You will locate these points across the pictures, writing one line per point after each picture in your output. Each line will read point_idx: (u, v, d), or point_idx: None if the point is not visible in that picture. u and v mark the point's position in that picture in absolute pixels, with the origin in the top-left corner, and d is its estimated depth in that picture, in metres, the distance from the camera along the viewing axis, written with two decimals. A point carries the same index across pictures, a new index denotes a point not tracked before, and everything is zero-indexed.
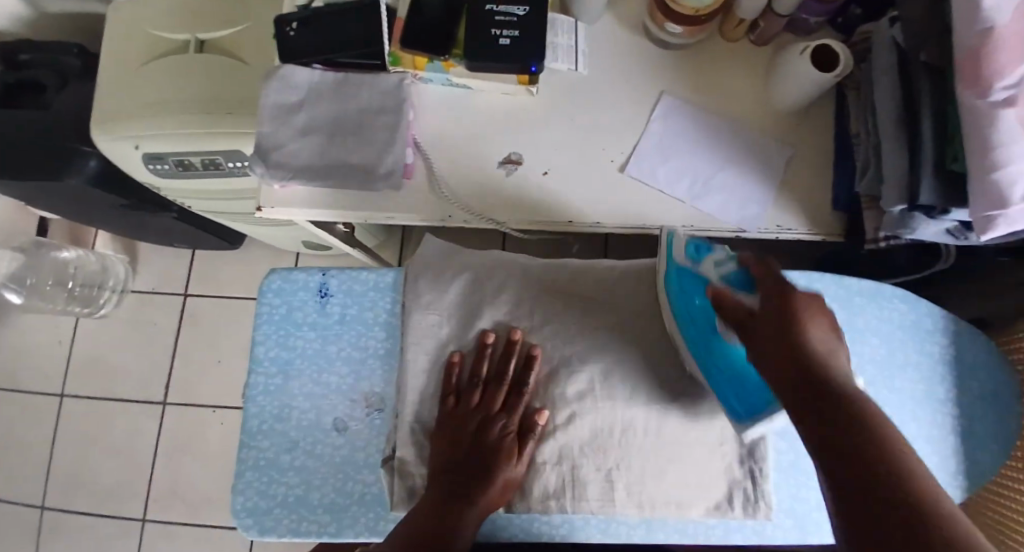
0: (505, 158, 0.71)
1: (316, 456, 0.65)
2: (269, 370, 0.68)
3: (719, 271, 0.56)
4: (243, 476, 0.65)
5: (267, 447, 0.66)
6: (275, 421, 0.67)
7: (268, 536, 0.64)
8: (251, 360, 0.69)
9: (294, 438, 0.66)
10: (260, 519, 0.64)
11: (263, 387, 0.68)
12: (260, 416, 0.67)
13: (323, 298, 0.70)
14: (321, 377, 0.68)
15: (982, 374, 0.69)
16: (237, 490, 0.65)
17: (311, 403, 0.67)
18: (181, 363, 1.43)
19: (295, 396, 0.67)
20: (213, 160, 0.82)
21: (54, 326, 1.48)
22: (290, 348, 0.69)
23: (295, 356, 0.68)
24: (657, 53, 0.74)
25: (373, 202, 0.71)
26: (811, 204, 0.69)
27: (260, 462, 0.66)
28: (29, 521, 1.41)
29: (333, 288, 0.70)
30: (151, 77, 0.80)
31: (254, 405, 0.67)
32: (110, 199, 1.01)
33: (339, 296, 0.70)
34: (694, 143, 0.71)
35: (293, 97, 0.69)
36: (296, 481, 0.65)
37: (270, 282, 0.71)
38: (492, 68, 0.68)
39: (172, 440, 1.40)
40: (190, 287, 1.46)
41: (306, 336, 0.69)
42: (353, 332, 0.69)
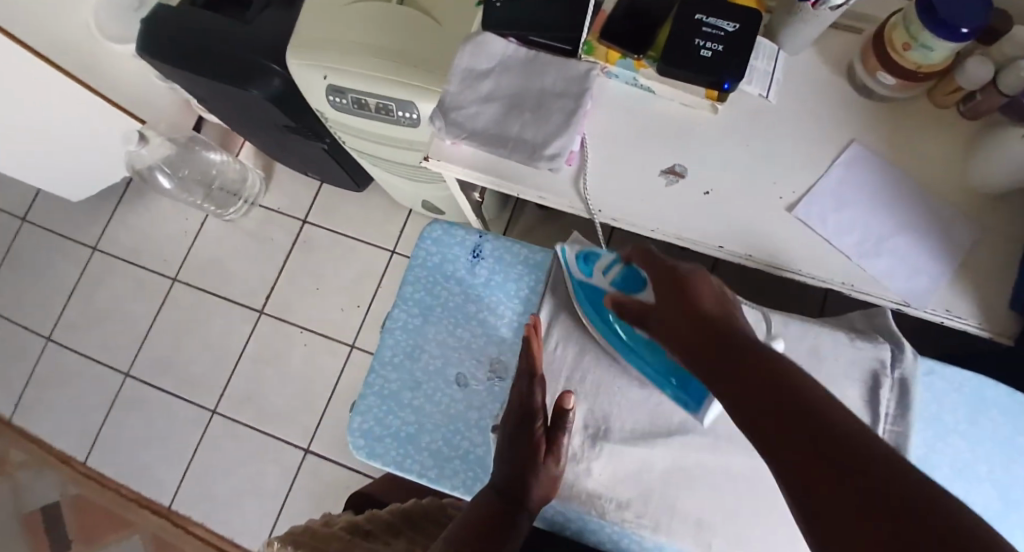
0: (669, 167, 0.71)
1: (434, 402, 0.69)
2: (411, 310, 0.72)
3: (609, 273, 0.63)
4: (366, 400, 0.70)
5: (392, 379, 0.70)
6: (406, 357, 0.70)
7: (373, 460, 0.69)
8: (398, 295, 0.72)
9: (419, 379, 0.70)
10: (371, 443, 0.69)
11: (402, 324, 0.71)
12: (394, 350, 0.71)
13: (475, 258, 0.72)
14: (455, 330, 0.71)
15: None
16: (357, 411, 0.70)
17: (441, 351, 0.70)
18: (283, 281, 1.53)
19: (428, 341, 0.71)
20: (386, 105, 0.85)
21: (185, 218, 1.61)
22: (434, 296, 0.72)
23: (438, 304, 0.71)
24: (856, 100, 0.71)
25: (532, 179, 0.73)
26: (993, 297, 0.64)
27: (383, 392, 0.70)
28: (118, 383, 1.55)
29: (486, 251, 0.72)
30: (353, 18, 0.85)
31: (391, 338, 0.71)
32: (278, 117, 1.09)
33: (490, 260, 0.72)
34: (878, 200, 0.68)
35: (483, 64, 0.72)
36: (411, 419, 0.69)
37: (431, 230, 0.73)
38: (684, 78, 0.67)
39: (258, 347, 1.50)
40: (310, 215, 1.56)
41: (451, 290, 0.72)
42: (494, 297, 0.71)
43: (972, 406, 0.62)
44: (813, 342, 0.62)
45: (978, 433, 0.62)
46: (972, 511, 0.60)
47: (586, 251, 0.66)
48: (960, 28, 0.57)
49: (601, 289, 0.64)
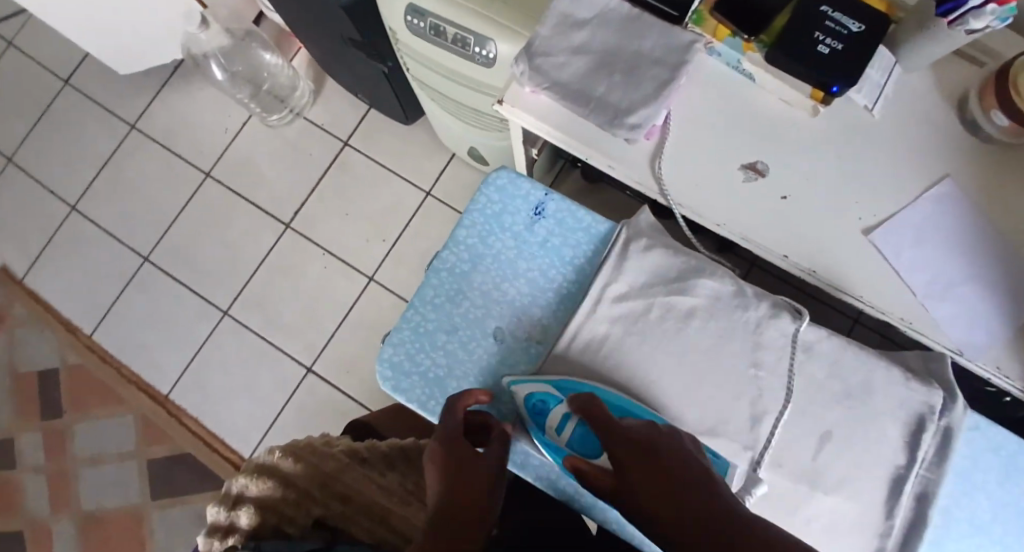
0: (750, 163, 0.67)
1: (469, 350, 0.67)
2: (461, 253, 0.70)
3: (563, 432, 0.57)
4: (400, 333, 0.68)
5: (430, 318, 0.68)
6: (448, 299, 0.68)
7: (398, 395, 0.67)
8: (450, 236, 0.70)
9: (457, 324, 0.68)
10: (398, 376, 0.67)
11: (450, 266, 0.69)
12: (437, 290, 0.69)
13: (537, 215, 0.70)
14: (501, 284, 0.68)
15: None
16: (388, 342, 0.68)
17: (484, 301, 0.68)
18: (314, 198, 1.51)
19: (473, 288, 0.69)
20: (464, 37, 0.81)
21: (229, 115, 1.59)
22: (487, 244, 0.70)
23: (489, 253, 0.69)
24: (962, 135, 0.66)
25: (604, 145, 0.70)
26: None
27: (419, 328, 0.68)
28: (136, 265, 1.55)
29: (550, 211, 0.70)
30: None
31: (435, 276, 0.69)
32: (347, 28, 1.04)
33: (552, 220, 0.69)
34: (963, 243, 0.64)
35: (582, 14, 0.68)
36: (442, 362, 0.67)
37: (497, 177, 0.71)
38: (791, 71, 0.63)
39: (277, 259, 1.49)
40: (352, 137, 1.53)
41: (505, 241, 0.70)
42: (548, 258, 0.69)
43: (1007, 469, 0.61)
44: (866, 373, 0.60)
45: (1007, 497, 0.60)
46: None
47: (535, 393, 0.59)
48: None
49: (558, 449, 0.57)
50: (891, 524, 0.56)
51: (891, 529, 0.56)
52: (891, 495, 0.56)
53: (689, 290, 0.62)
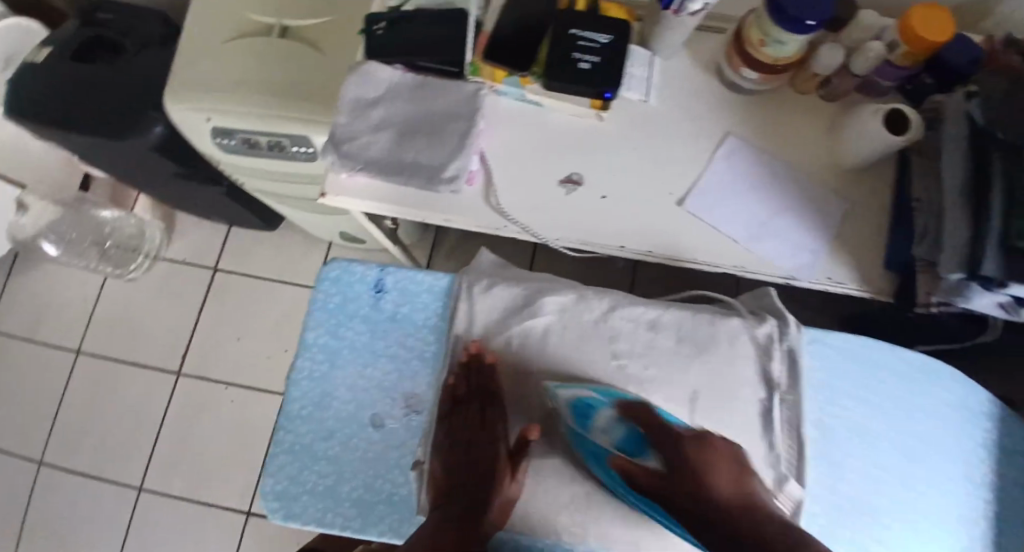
0: (566, 177, 0.73)
1: (350, 449, 0.66)
2: (316, 356, 0.70)
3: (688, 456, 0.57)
4: (276, 459, 0.66)
5: (303, 432, 0.67)
6: (315, 407, 0.68)
7: (292, 521, 0.65)
8: (300, 343, 0.70)
9: (331, 427, 0.67)
10: (287, 503, 0.65)
11: (308, 373, 0.69)
12: (302, 401, 0.68)
13: (378, 293, 0.71)
14: (365, 371, 0.69)
15: (1016, 460, 0.68)
16: (268, 473, 0.66)
17: (352, 394, 0.68)
18: (200, 335, 1.44)
19: (338, 386, 0.69)
20: (279, 142, 0.83)
21: (83, 283, 1.50)
22: (339, 337, 0.70)
23: (344, 346, 0.70)
24: (728, 96, 0.75)
25: (434, 203, 0.73)
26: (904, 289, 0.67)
27: (295, 446, 0.67)
28: (29, 472, 1.41)
29: (389, 284, 0.72)
30: (235, 56, 0.82)
31: (297, 389, 0.69)
32: (166, 165, 1.03)
33: (394, 293, 0.71)
34: (756, 189, 0.72)
35: (372, 93, 0.71)
36: (328, 472, 0.66)
37: (328, 271, 0.72)
38: (566, 90, 0.70)
39: (181, 410, 1.41)
40: (220, 262, 1.48)
41: (356, 328, 0.71)
42: (403, 330, 0.70)
43: (858, 367, 0.68)
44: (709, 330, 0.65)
45: (866, 390, 0.67)
46: (871, 463, 0.65)
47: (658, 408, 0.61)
48: (807, 22, 0.59)
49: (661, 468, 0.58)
50: (777, 453, 0.61)
51: (778, 457, 0.61)
52: (767, 429, 0.62)
53: (539, 311, 0.66)
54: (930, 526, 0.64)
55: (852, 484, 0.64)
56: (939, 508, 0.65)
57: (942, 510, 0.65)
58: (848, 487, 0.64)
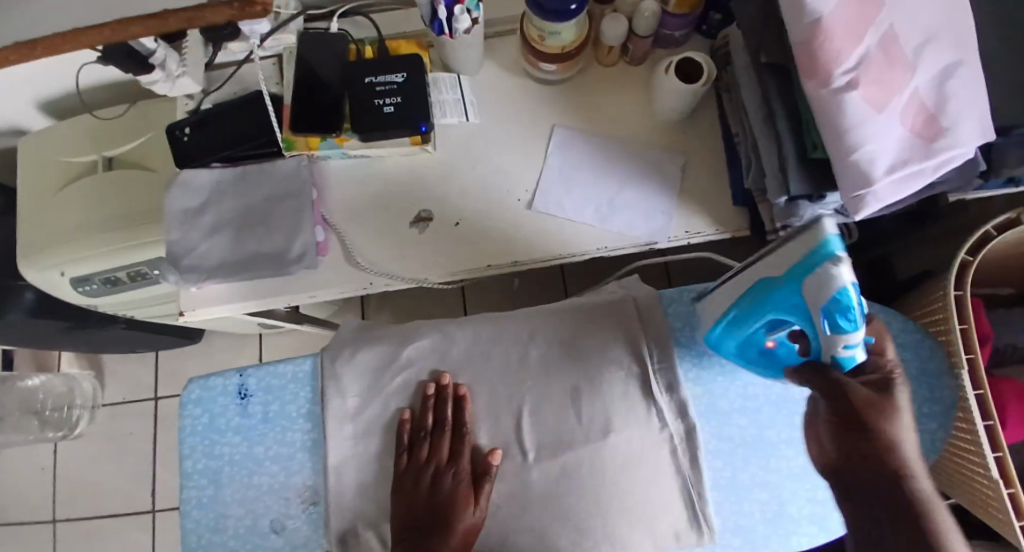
0: (416, 216, 0.73)
1: None
2: (200, 483, 0.68)
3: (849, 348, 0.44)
4: None
5: None
6: (211, 532, 0.66)
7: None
8: (180, 476, 0.68)
9: (235, 547, 0.66)
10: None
11: (196, 502, 0.67)
12: (198, 530, 0.67)
13: (243, 400, 0.70)
14: (252, 481, 0.67)
15: (903, 352, 0.69)
16: None
17: (246, 508, 0.67)
18: (164, 467, 1.42)
19: (229, 504, 0.67)
20: (139, 270, 0.82)
21: (30, 456, 1.45)
22: (217, 457, 0.68)
23: (222, 465, 0.68)
24: (541, 91, 0.76)
25: (292, 286, 0.72)
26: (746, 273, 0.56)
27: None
28: None
29: (252, 388, 0.70)
30: (66, 203, 0.80)
31: (189, 520, 0.67)
32: (52, 324, 1.01)
33: (259, 394, 0.70)
34: (588, 172, 0.73)
35: (195, 200, 0.70)
36: None
37: (189, 392, 0.70)
38: (383, 137, 0.70)
39: (167, 546, 1.38)
40: (161, 389, 1.45)
41: (232, 442, 0.69)
42: (277, 428, 0.68)
43: None
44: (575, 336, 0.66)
45: None
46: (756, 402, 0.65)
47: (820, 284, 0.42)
48: (572, 7, 0.60)
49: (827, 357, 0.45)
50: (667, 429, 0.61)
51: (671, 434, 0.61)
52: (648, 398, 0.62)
53: (409, 362, 0.67)
54: None
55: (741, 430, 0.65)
56: None
57: None
58: (737, 432, 0.65)
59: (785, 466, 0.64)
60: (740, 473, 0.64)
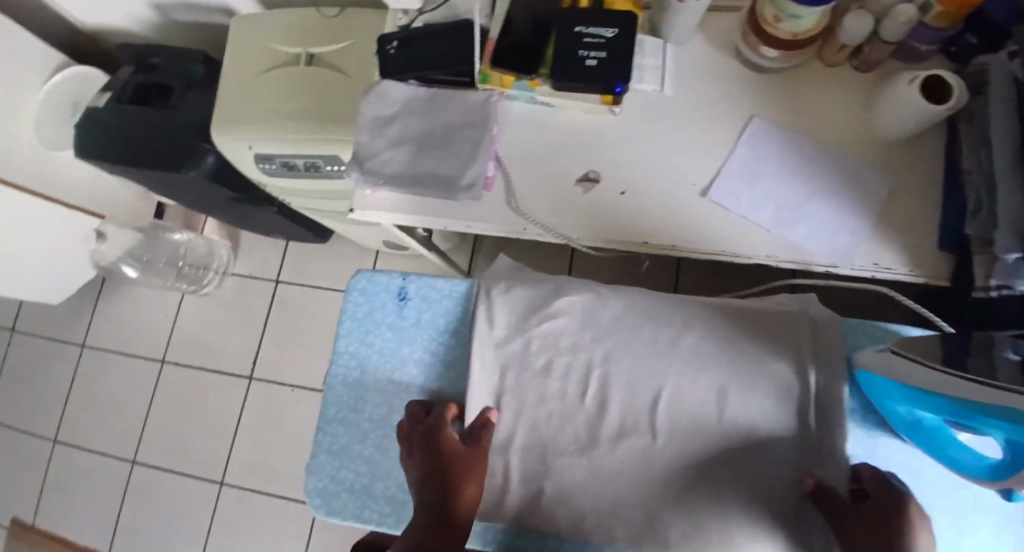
0: (583, 176, 0.72)
1: (384, 448, 0.71)
2: (349, 363, 0.74)
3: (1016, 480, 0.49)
4: (318, 459, 0.72)
5: (340, 435, 0.73)
6: (350, 410, 0.73)
7: (333, 517, 0.71)
8: (333, 351, 0.75)
9: (366, 431, 0.72)
10: (327, 500, 0.71)
11: (343, 379, 0.74)
12: (338, 404, 0.73)
13: (401, 301, 0.74)
14: (394, 376, 0.73)
15: None
16: (311, 472, 0.72)
17: (383, 398, 0.73)
18: (269, 343, 1.54)
19: (369, 389, 0.73)
20: (314, 163, 0.88)
21: (164, 300, 1.63)
22: (368, 344, 0.74)
23: (373, 353, 0.74)
24: (750, 76, 0.72)
25: (455, 212, 0.75)
26: (934, 353, 0.54)
27: (333, 447, 0.72)
28: (128, 473, 1.56)
29: (411, 292, 0.75)
30: (268, 86, 0.87)
31: (333, 394, 0.74)
32: (220, 191, 1.11)
33: (416, 300, 0.74)
34: (782, 173, 0.69)
35: (388, 110, 0.74)
36: (364, 471, 0.71)
37: (356, 282, 0.76)
38: (579, 88, 0.69)
39: (255, 413, 1.51)
40: (282, 274, 1.58)
41: (384, 336, 0.74)
42: (426, 336, 0.73)
43: None
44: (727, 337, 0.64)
45: None
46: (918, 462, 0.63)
47: None
48: None
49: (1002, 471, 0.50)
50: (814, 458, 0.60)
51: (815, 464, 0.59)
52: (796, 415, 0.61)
53: (557, 312, 0.68)
54: (989, 527, 0.61)
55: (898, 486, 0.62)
56: (997, 504, 0.61)
57: (1004, 506, 0.61)
58: None
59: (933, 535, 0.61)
60: None
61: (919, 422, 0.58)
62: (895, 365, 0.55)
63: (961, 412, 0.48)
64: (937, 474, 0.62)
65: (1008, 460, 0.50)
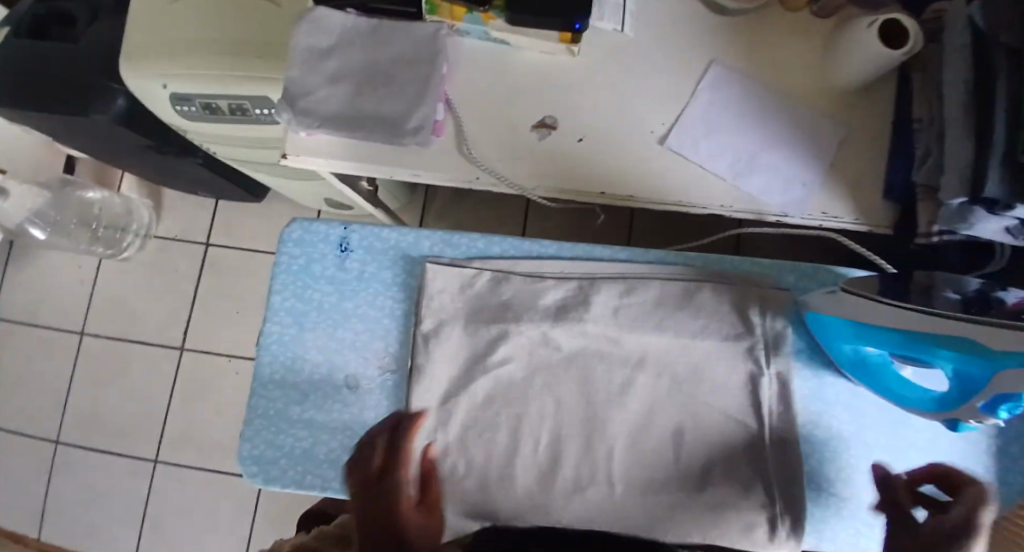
0: (539, 121, 0.68)
1: (326, 410, 0.66)
2: (284, 320, 0.69)
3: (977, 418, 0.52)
4: (252, 425, 0.66)
5: (277, 397, 0.67)
6: (287, 371, 0.68)
7: (271, 485, 0.66)
8: (267, 307, 0.69)
9: (305, 391, 0.67)
10: (265, 468, 0.66)
11: (278, 337, 0.68)
12: (273, 365, 0.68)
13: (343, 253, 0.70)
14: (336, 333, 0.68)
15: None
16: (245, 438, 0.66)
17: (325, 356, 0.68)
18: (201, 311, 1.44)
19: (308, 348, 0.68)
20: (240, 105, 0.80)
21: (77, 266, 1.48)
22: (306, 300, 0.69)
23: (311, 309, 0.69)
24: (709, 18, 0.70)
25: (400, 159, 0.68)
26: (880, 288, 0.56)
27: (270, 411, 0.67)
28: (46, 454, 1.43)
29: (354, 243, 0.70)
30: (184, 14, 0.76)
31: (268, 354, 0.68)
32: (136, 138, 1.01)
33: (360, 252, 0.70)
34: (740, 120, 0.67)
35: (323, 42, 0.66)
36: (304, 435, 0.66)
37: (291, 231, 0.70)
38: (534, 24, 0.64)
39: (188, 385, 1.41)
40: (212, 237, 1.46)
41: (324, 290, 0.69)
42: (371, 289, 0.69)
43: None
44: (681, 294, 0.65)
45: None
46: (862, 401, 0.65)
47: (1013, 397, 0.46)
48: None
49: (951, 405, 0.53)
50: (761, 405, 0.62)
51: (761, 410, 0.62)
52: (748, 364, 0.63)
53: None
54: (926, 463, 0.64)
55: (843, 423, 0.65)
56: (934, 444, 0.64)
57: (940, 445, 0.64)
58: (834, 422, 0.65)
59: (875, 470, 0.63)
60: (823, 463, 0.64)
61: (863, 359, 0.59)
62: (847, 305, 0.56)
63: (913, 347, 0.49)
64: (879, 411, 0.65)
65: (956, 395, 0.52)
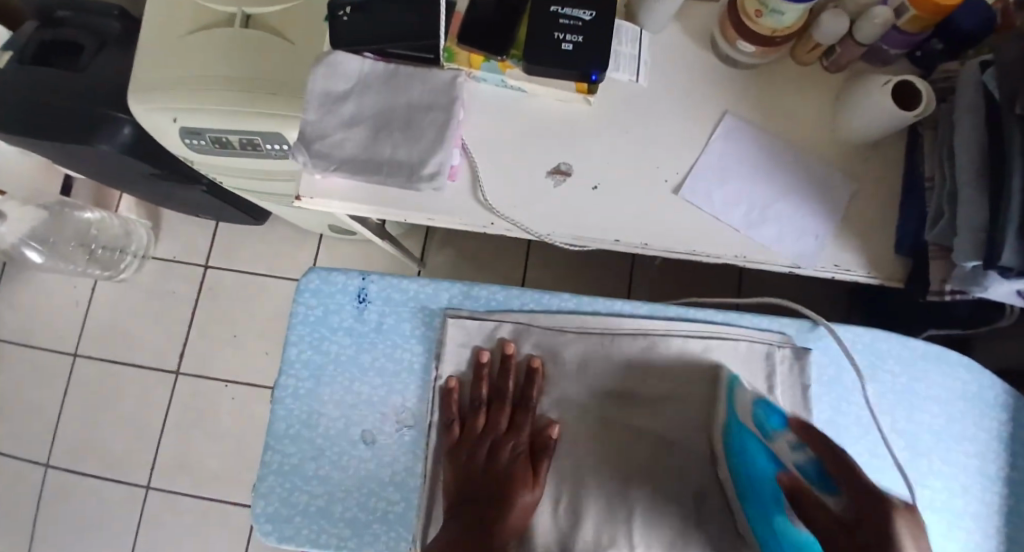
0: (554, 167, 0.69)
1: (342, 467, 0.70)
2: (300, 372, 0.71)
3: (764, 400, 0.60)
4: (266, 482, 0.69)
5: (292, 452, 0.70)
6: (303, 426, 0.70)
7: (285, 543, 0.69)
8: (283, 360, 0.71)
9: (321, 446, 0.70)
10: (279, 526, 0.69)
11: (293, 391, 0.71)
12: (287, 420, 0.70)
13: (361, 304, 0.72)
14: (353, 387, 0.71)
15: None
16: (259, 495, 0.70)
17: (340, 412, 0.71)
18: (198, 335, 1.42)
19: (325, 403, 0.71)
20: (252, 140, 0.79)
21: (72, 286, 1.47)
22: (323, 352, 0.71)
23: (328, 362, 0.71)
24: (722, 70, 0.71)
25: (416, 201, 0.68)
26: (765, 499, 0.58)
27: (284, 467, 0.70)
28: (35, 478, 1.40)
29: (372, 294, 0.72)
30: (196, 49, 0.76)
31: (282, 408, 0.71)
32: (139, 166, 1.00)
33: (377, 303, 0.72)
34: (754, 171, 0.68)
35: (341, 85, 0.66)
36: (319, 492, 0.69)
37: (308, 282, 0.72)
38: (550, 74, 0.65)
39: (183, 411, 1.39)
40: (211, 259, 1.45)
41: (341, 341, 0.72)
42: (389, 342, 0.71)
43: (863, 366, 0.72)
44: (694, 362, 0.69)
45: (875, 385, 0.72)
46: (882, 461, 0.70)
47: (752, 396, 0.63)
48: None
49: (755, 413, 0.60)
50: None
51: None
52: None
53: None
54: (940, 520, 0.70)
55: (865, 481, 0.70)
56: (950, 502, 0.70)
57: (958, 506, 0.70)
58: None
59: None
60: None
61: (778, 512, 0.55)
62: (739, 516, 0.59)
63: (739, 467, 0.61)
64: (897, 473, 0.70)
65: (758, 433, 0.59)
